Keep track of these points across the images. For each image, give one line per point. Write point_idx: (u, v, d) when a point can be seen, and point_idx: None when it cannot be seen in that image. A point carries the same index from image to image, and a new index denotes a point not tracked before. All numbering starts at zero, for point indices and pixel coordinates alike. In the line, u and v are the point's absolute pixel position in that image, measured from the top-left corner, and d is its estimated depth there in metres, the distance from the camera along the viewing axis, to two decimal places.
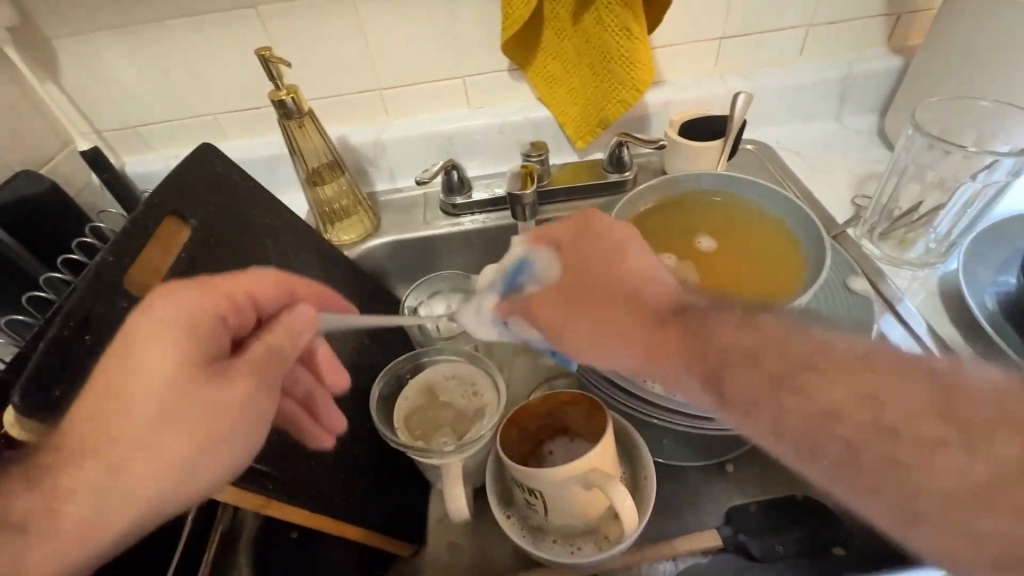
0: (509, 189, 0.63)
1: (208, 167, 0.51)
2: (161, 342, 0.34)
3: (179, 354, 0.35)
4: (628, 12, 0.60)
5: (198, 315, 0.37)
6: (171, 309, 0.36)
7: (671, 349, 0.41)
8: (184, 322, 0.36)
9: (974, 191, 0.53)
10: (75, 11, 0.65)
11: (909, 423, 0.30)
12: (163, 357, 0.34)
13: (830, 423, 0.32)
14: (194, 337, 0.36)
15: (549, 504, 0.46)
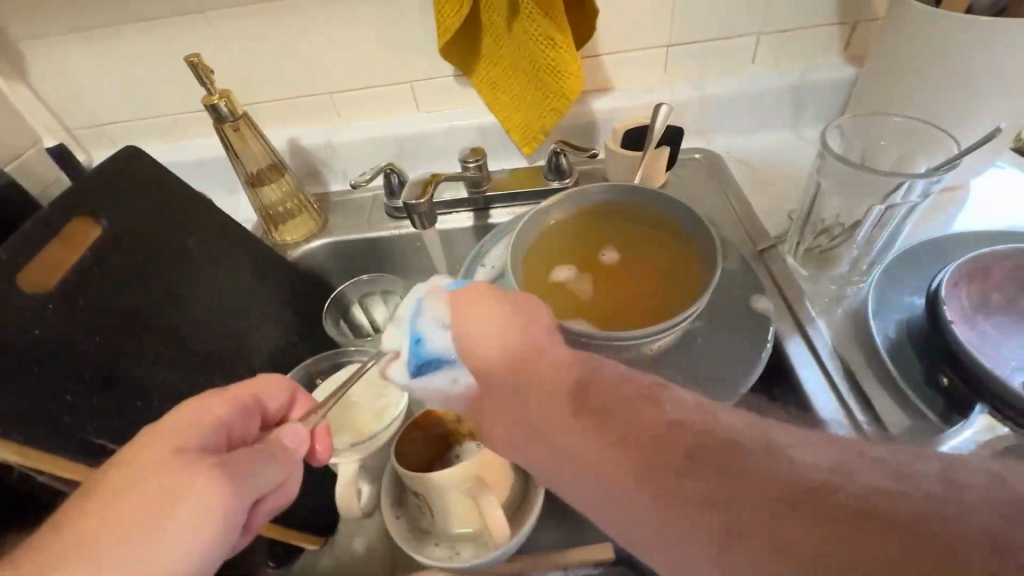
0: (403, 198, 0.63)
1: (130, 168, 0.53)
2: (167, 436, 0.36)
3: (188, 443, 0.36)
4: (549, 19, 0.60)
5: (205, 414, 0.39)
6: (182, 414, 0.38)
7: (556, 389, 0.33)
8: (190, 422, 0.37)
9: (884, 211, 0.51)
10: (38, 17, 0.68)
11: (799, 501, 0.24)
12: (175, 435, 0.36)
13: (695, 493, 0.26)
14: (202, 431, 0.37)
15: (433, 507, 0.48)
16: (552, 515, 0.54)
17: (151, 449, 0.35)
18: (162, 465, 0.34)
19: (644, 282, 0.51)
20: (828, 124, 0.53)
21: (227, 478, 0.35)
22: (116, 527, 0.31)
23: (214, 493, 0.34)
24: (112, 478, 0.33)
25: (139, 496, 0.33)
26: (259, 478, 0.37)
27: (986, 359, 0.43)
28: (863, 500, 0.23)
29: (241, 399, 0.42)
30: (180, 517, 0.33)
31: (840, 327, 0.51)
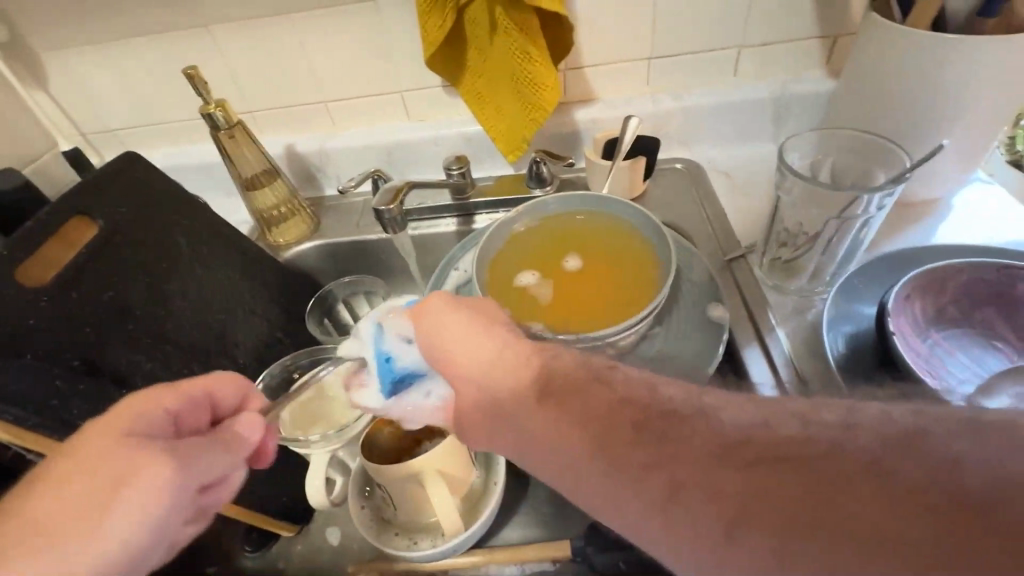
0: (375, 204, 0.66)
1: (127, 172, 0.57)
2: (108, 431, 0.38)
3: (124, 435, 0.38)
4: (527, 37, 0.63)
5: (147, 408, 0.40)
6: (127, 409, 0.39)
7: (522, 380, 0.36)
8: (130, 416, 0.39)
9: (839, 226, 0.53)
10: (55, 29, 0.73)
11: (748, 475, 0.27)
12: (112, 432, 0.38)
13: (651, 467, 0.29)
14: (140, 425, 0.39)
15: (393, 499, 0.50)
16: (514, 510, 0.56)
17: (92, 442, 0.37)
18: (102, 458, 0.36)
19: (604, 287, 0.52)
20: (784, 142, 0.55)
21: (166, 467, 0.37)
22: (61, 518, 0.34)
23: (152, 483, 0.36)
24: (57, 473, 0.36)
25: (72, 489, 0.35)
26: (202, 468, 0.39)
27: (931, 372, 0.44)
28: (776, 447, 0.28)
29: (185, 394, 0.43)
30: (118, 508, 0.35)
31: (797, 339, 0.52)
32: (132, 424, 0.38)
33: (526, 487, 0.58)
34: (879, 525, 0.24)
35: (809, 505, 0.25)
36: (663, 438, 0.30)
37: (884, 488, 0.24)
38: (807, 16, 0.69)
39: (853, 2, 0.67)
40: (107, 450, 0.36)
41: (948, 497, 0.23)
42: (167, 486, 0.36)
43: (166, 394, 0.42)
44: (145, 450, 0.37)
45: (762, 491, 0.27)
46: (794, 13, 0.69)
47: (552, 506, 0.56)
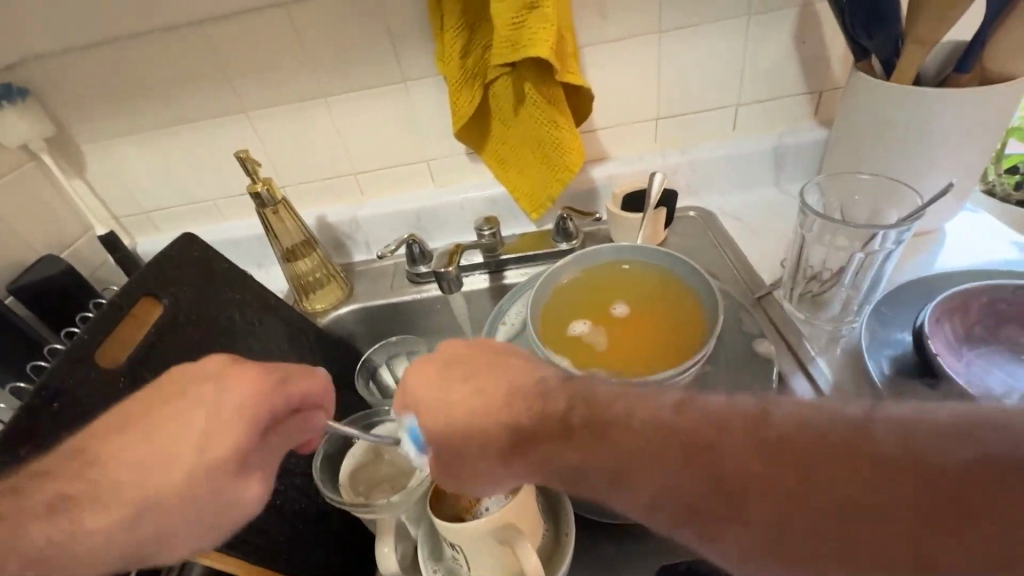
0: (434, 266, 0.72)
1: (188, 253, 0.59)
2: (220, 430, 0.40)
3: (205, 440, 0.40)
4: (553, 107, 0.69)
5: (258, 410, 0.41)
6: (238, 406, 0.41)
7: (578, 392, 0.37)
8: (243, 423, 0.41)
9: (862, 259, 0.57)
10: (100, 123, 0.78)
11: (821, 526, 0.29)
12: (196, 432, 0.40)
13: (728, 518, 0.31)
14: (230, 433, 0.40)
15: (468, 558, 0.49)
16: (579, 564, 0.56)
17: (178, 445, 0.39)
18: (215, 466, 0.39)
19: (654, 331, 0.56)
20: (800, 188, 0.61)
21: (260, 483, 0.42)
22: (169, 509, 0.38)
23: (250, 497, 0.41)
24: (165, 457, 0.39)
25: (153, 483, 0.38)
26: (268, 479, 0.43)
27: (976, 388, 0.47)
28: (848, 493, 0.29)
29: (286, 393, 0.44)
30: (224, 515, 0.40)
31: (839, 366, 0.56)
32: (228, 437, 0.40)
33: (592, 538, 0.57)
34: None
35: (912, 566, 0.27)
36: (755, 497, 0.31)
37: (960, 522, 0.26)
38: (794, 76, 0.77)
39: (833, 63, 0.76)
40: (191, 461, 0.39)
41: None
42: (259, 499, 0.42)
43: (253, 395, 0.42)
44: (250, 467, 0.41)
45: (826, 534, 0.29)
46: (782, 75, 0.77)
47: (619, 555, 0.56)
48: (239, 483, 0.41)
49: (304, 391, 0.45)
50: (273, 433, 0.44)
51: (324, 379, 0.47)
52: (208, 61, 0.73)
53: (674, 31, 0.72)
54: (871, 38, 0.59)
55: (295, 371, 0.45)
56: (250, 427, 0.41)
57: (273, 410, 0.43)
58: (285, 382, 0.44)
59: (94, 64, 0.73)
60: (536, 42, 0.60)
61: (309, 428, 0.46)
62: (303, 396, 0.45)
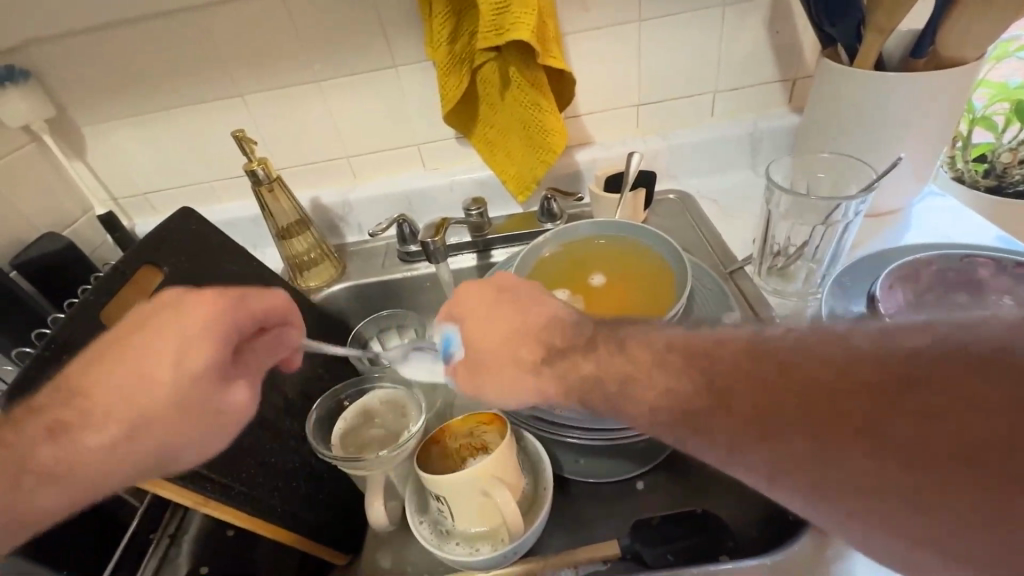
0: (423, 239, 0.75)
1: (185, 225, 0.62)
2: (157, 364, 0.42)
3: (178, 355, 0.43)
4: (536, 89, 0.72)
5: (215, 324, 0.44)
6: (197, 326, 0.43)
7: None
8: (211, 341, 0.43)
9: (824, 230, 0.63)
10: (99, 106, 0.80)
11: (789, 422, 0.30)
12: (159, 358, 0.42)
13: None
14: (195, 348, 0.43)
15: (452, 508, 0.53)
16: (558, 520, 0.59)
17: (144, 369, 0.42)
18: (194, 378, 0.43)
19: (628, 301, 0.59)
20: (767, 167, 0.65)
21: (246, 389, 0.46)
22: (149, 420, 0.42)
23: (239, 402, 0.46)
24: (149, 381, 0.42)
25: (135, 407, 0.42)
26: (246, 386, 0.47)
27: None
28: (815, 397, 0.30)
29: (245, 309, 0.47)
30: (216, 415, 0.44)
31: None
32: (192, 355, 0.43)
33: (572, 496, 0.61)
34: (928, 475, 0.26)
35: (878, 472, 0.27)
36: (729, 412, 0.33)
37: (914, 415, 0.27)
38: (769, 64, 0.81)
39: (805, 51, 0.80)
40: (165, 378, 0.42)
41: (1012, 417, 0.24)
42: (248, 402, 0.46)
43: (209, 313, 0.44)
44: (229, 374, 0.45)
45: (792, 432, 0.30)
46: (757, 62, 0.80)
47: (597, 510, 0.59)
48: (223, 391, 0.45)
49: (260, 306, 0.48)
50: (243, 348, 0.49)
51: (281, 298, 0.50)
52: (206, 45, 0.76)
53: (653, 20, 0.76)
54: (833, 26, 0.62)
55: (249, 290, 0.48)
56: (212, 345, 0.44)
57: (234, 324, 0.45)
58: (238, 296, 0.47)
59: (95, 47, 0.75)
60: (519, 26, 0.63)
61: (281, 344, 0.51)
62: (260, 312, 0.48)
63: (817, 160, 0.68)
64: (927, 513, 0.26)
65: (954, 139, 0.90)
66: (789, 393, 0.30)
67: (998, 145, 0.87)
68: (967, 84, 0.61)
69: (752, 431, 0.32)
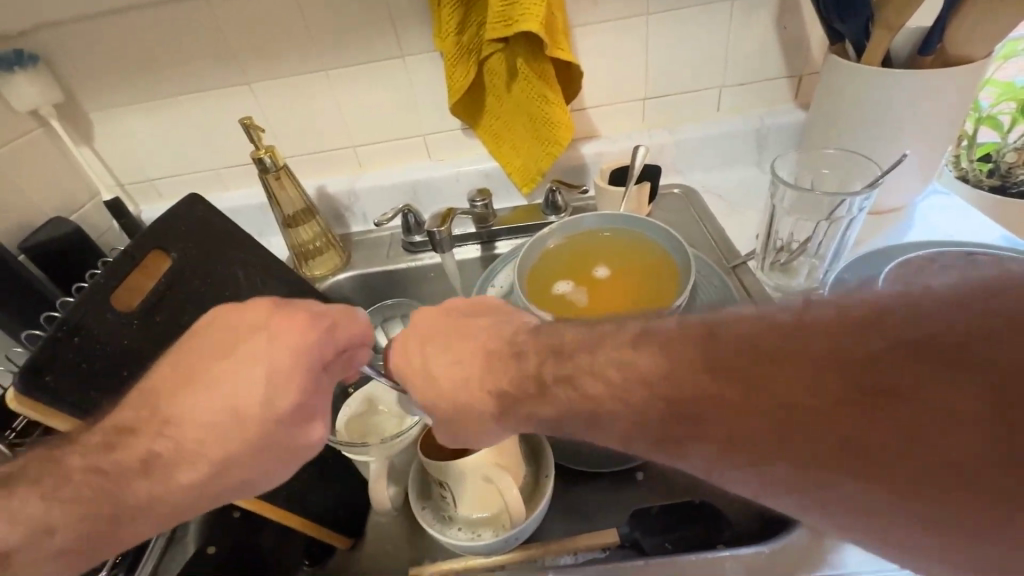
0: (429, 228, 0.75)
1: (193, 212, 0.63)
2: (246, 391, 0.43)
3: (268, 388, 0.43)
4: (544, 82, 0.72)
5: (304, 367, 0.44)
6: (291, 359, 0.44)
7: (557, 330, 0.41)
8: (298, 377, 0.44)
9: (828, 225, 0.63)
10: (107, 91, 0.81)
11: (774, 435, 0.30)
12: (249, 390, 0.43)
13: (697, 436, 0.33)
14: (284, 379, 0.43)
15: (454, 495, 0.53)
16: (558, 509, 0.60)
17: (224, 397, 0.42)
18: (279, 416, 0.43)
19: (631, 293, 0.60)
20: (772, 161, 0.65)
21: (325, 423, 0.46)
22: (234, 456, 0.42)
23: (317, 436, 0.45)
24: (237, 415, 0.42)
25: (219, 441, 0.42)
26: (324, 419, 0.46)
27: None
28: (798, 405, 0.29)
29: (332, 338, 0.46)
30: (297, 449, 0.44)
31: None
32: (273, 387, 0.43)
33: (572, 485, 0.61)
34: (917, 458, 0.27)
35: (875, 474, 0.28)
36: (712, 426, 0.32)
37: (899, 420, 0.27)
38: (776, 59, 0.81)
39: (813, 47, 0.80)
40: (249, 416, 0.42)
41: (993, 416, 0.25)
42: (323, 437, 0.46)
43: (300, 347, 0.44)
44: (313, 409, 0.45)
45: (781, 446, 0.30)
46: (764, 58, 0.80)
47: (597, 499, 0.60)
48: (301, 426, 0.44)
49: (342, 335, 0.47)
50: (327, 374, 0.47)
51: (359, 321, 0.49)
52: (215, 33, 0.76)
53: (662, 14, 0.76)
54: (843, 22, 0.62)
55: (338, 317, 0.48)
56: (298, 376, 0.44)
57: (318, 353, 0.45)
58: (326, 325, 0.46)
59: (103, 33, 0.76)
60: (528, 17, 0.63)
61: (354, 366, 0.49)
62: (342, 339, 0.47)
63: (823, 155, 0.69)
64: (923, 507, 0.27)
65: (959, 138, 0.90)
66: (772, 391, 0.30)
67: (1003, 145, 0.88)
68: (973, 82, 0.61)
69: (740, 450, 0.32)
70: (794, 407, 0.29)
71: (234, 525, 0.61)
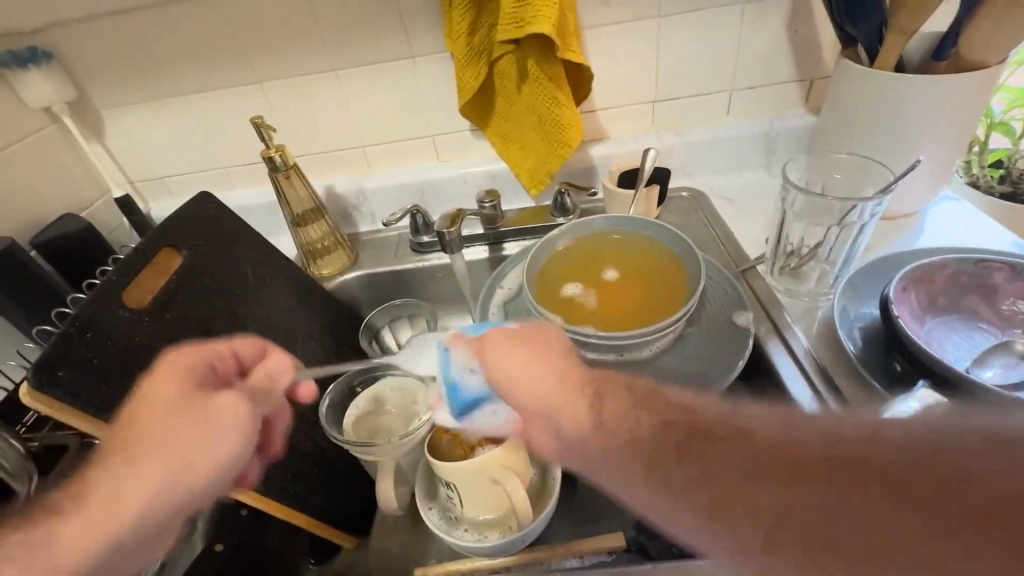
0: (438, 228, 0.75)
1: (203, 210, 0.63)
2: (149, 403, 0.44)
3: (156, 384, 0.45)
4: (554, 84, 0.72)
5: (191, 366, 0.48)
6: (174, 367, 0.47)
7: None
8: (181, 375, 0.46)
9: (840, 230, 0.63)
10: (119, 89, 0.81)
11: (754, 488, 0.31)
12: (150, 396, 0.45)
13: None
14: (177, 380, 0.46)
15: (461, 496, 0.53)
16: (563, 512, 0.60)
17: (141, 415, 0.44)
18: (176, 399, 0.45)
19: (640, 295, 0.60)
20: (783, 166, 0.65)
21: (234, 394, 0.47)
22: (152, 446, 0.42)
23: (225, 406, 0.46)
24: (141, 423, 0.43)
25: (140, 443, 0.42)
26: (236, 398, 0.47)
27: (936, 351, 0.50)
28: (801, 462, 0.31)
29: (213, 347, 0.50)
30: (214, 425, 0.45)
31: (816, 334, 0.59)
32: (168, 386, 0.45)
33: (578, 488, 0.61)
34: (880, 540, 0.27)
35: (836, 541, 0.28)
36: (710, 473, 0.33)
37: (894, 501, 0.28)
38: (787, 63, 0.80)
39: (825, 51, 0.79)
40: (148, 406, 0.44)
41: (992, 517, 0.25)
42: (236, 406, 0.46)
43: (185, 355, 0.48)
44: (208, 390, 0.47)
45: (767, 499, 0.31)
46: (774, 61, 0.80)
47: (603, 502, 0.60)
48: (202, 400, 0.45)
49: (229, 347, 0.52)
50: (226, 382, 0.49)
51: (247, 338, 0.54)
52: (228, 33, 0.76)
53: (673, 17, 0.75)
54: (855, 26, 0.62)
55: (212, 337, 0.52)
56: (185, 377, 0.47)
57: (205, 364, 0.49)
58: (210, 343, 0.51)
59: (116, 31, 0.76)
60: (540, 19, 0.63)
61: (264, 371, 0.52)
62: (229, 349, 0.52)
63: (834, 160, 0.68)
64: None
65: (971, 144, 0.89)
66: (784, 455, 0.31)
67: (1015, 151, 0.87)
68: (987, 88, 0.61)
69: (713, 494, 0.33)
70: (790, 463, 0.31)
71: (240, 523, 0.61)
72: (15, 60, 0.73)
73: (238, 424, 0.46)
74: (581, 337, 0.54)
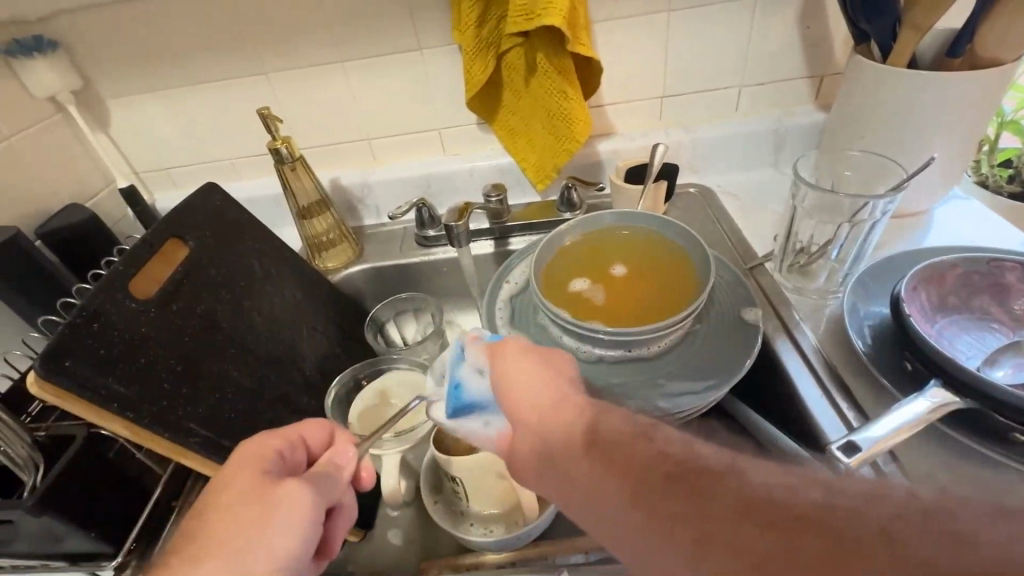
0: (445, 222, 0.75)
1: (209, 201, 0.63)
2: (212, 506, 0.41)
3: (254, 480, 0.42)
4: (563, 77, 0.71)
5: (262, 459, 0.44)
6: (250, 460, 0.44)
7: None
8: (261, 472, 0.43)
9: (850, 227, 0.62)
10: (125, 79, 0.81)
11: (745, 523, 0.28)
12: (211, 498, 0.42)
13: None
14: (254, 477, 0.43)
15: (467, 490, 0.53)
16: None
17: (208, 513, 0.41)
18: (252, 500, 0.41)
19: (648, 291, 0.59)
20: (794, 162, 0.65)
21: (306, 494, 0.43)
22: (217, 557, 0.38)
23: (289, 508, 0.42)
24: (231, 523, 0.40)
25: (203, 550, 0.39)
26: (313, 497, 0.43)
27: (946, 350, 0.50)
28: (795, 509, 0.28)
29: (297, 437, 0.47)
30: (274, 525, 0.41)
31: (826, 333, 0.59)
32: (237, 484, 0.42)
33: None
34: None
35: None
36: (693, 513, 0.30)
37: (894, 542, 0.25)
38: (798, 58, 0.80)
39: (836, 47, 0.79)
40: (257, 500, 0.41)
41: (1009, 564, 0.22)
42: (304, 509, 0.42)
43: (260, 445, 0.45)
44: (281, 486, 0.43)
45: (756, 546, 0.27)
46: (785, 57, 0.79)
47: None
48: (291, 505, 0.42)
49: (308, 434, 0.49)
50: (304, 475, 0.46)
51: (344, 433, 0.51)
52: (234, 23, 0.76)
53: (683, 11, 0.75)
54: (869, 22, 0.61)
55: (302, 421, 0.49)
56: (243, 467, 0.43)
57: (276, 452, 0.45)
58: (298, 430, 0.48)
59: (122, 21, 0.75)
60: (550, 11, 0.62)
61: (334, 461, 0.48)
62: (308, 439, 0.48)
63: (845, 157, 0.68)
64: None
65: (981, 143, 0.88)
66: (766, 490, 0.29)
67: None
68: (1002, 85, 0.60)
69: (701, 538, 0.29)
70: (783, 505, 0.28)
71: None
72: (20, 48, 0.73)
73: (303, 532, 0.42)
74: (589, 332, 0.54)
